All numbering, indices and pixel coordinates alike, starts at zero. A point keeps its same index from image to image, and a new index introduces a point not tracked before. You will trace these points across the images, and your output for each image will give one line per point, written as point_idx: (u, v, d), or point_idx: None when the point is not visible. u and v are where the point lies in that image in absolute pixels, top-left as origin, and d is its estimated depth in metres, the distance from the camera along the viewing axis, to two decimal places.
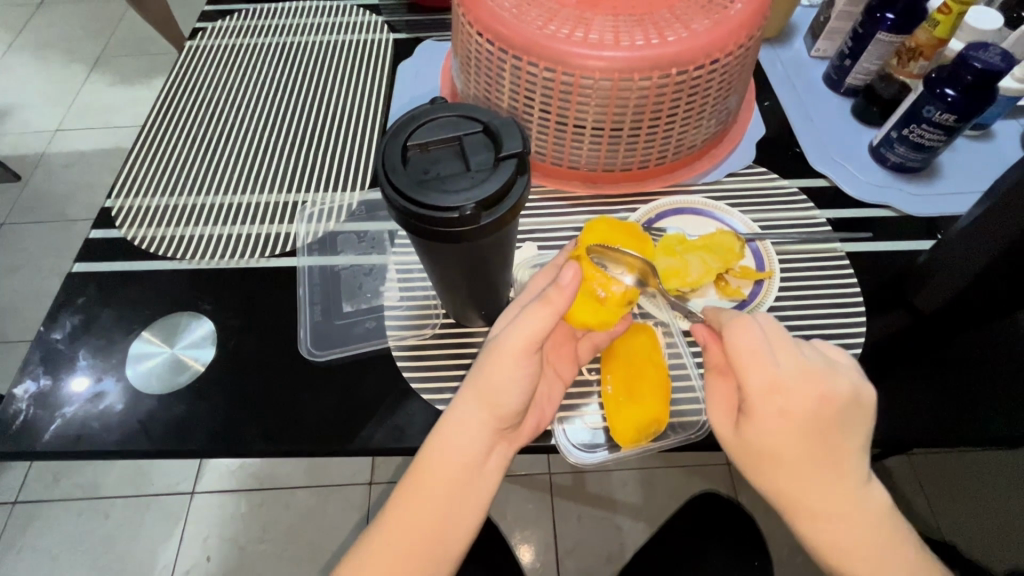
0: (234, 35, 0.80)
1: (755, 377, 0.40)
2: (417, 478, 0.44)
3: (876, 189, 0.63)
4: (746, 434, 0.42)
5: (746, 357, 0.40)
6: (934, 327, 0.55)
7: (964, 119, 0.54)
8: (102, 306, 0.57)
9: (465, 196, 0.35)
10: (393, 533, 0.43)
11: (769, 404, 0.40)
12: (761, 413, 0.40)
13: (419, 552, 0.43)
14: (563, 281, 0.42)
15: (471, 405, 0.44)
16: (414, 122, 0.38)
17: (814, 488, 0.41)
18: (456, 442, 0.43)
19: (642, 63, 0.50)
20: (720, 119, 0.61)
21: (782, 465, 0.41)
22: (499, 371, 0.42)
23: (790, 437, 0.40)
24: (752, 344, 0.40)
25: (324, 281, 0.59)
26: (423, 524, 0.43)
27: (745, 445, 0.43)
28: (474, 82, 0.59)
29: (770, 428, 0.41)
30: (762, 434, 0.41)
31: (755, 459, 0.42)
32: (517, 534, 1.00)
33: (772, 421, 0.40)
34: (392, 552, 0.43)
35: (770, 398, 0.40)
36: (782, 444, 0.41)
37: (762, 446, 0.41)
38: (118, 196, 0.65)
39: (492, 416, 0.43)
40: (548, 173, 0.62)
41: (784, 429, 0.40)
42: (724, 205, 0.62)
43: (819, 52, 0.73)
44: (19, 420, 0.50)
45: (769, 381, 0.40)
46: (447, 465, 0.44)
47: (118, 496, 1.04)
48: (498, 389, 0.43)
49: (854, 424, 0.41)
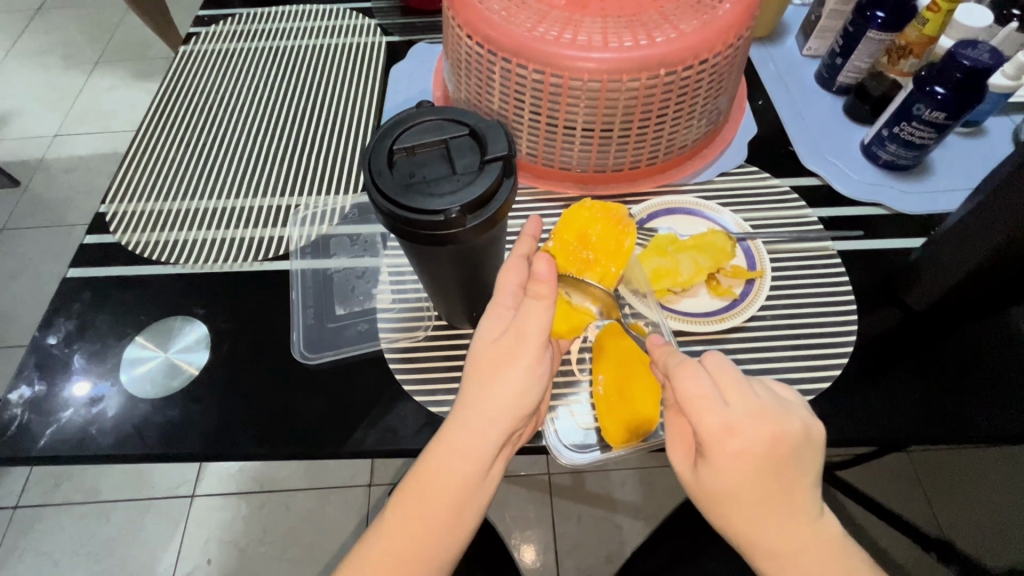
0: (227, 40, 0.80)
1: (707, 419, 0.40)
2: (419, 487, 0.43)
3: (867, 187, 0.63)
4: (704, 477, 0.41)
5: (696, 402, 0.40)
6: (927, 325, 0.55)
7: (954, 117, 0.54)
8: (97, 311, 0.57)
9: (450, 200, 0.35)
10: (396, 545, 0.42)
11: (724, 446, 0.39)
12: (717, 454, 0.40)
13: (421, 559, 0.42)
14: (541, 274, 0.42)
15: (480, 414, 0.42)
16: (401, 126, 0.38)
17: (772, 525, 0.41)
18: (468, 451, 0.42)
19: (631, 64, 0.50)
20: (711, 119, 0.61)
21: (742, 506, 0.40)
22: (517, 375, 0.42)
23: (746, 481, 0.40)
24: (702, 387, 0.40)
25: (317, 284, 0.59)
26: (430, 534, 0.42)
27: (704, 488, 0.42)
28: (465, 84, 0.59)
29: (726, 472, 0.40)
30: (720, 476, 0.40)
31: (714, 500, 0.41)
32: (516, 535, 1.00)
33: (728, 463, 0.39)
34: (391, 560, 0.42)
35: (726, 439, 0.39)
36: (739, 486, 0.40)
37: (720, 488, 0.40)
38: (111, 201, 0.65)
39: (509, 421, 0.42)
40: (540, 175, 0.62)
41: (742, 470, 0.39)
42: (715, 204, 0.62)
43: (810, 51, 0.74)
44: (14, 426, 0.51)
45: (722, 423, 0.39)
46: (456, 475, 0.42)
47: (119, 500, 1.04)
48: (518, 393, 0.42)
49: (808, 462, 0.41)
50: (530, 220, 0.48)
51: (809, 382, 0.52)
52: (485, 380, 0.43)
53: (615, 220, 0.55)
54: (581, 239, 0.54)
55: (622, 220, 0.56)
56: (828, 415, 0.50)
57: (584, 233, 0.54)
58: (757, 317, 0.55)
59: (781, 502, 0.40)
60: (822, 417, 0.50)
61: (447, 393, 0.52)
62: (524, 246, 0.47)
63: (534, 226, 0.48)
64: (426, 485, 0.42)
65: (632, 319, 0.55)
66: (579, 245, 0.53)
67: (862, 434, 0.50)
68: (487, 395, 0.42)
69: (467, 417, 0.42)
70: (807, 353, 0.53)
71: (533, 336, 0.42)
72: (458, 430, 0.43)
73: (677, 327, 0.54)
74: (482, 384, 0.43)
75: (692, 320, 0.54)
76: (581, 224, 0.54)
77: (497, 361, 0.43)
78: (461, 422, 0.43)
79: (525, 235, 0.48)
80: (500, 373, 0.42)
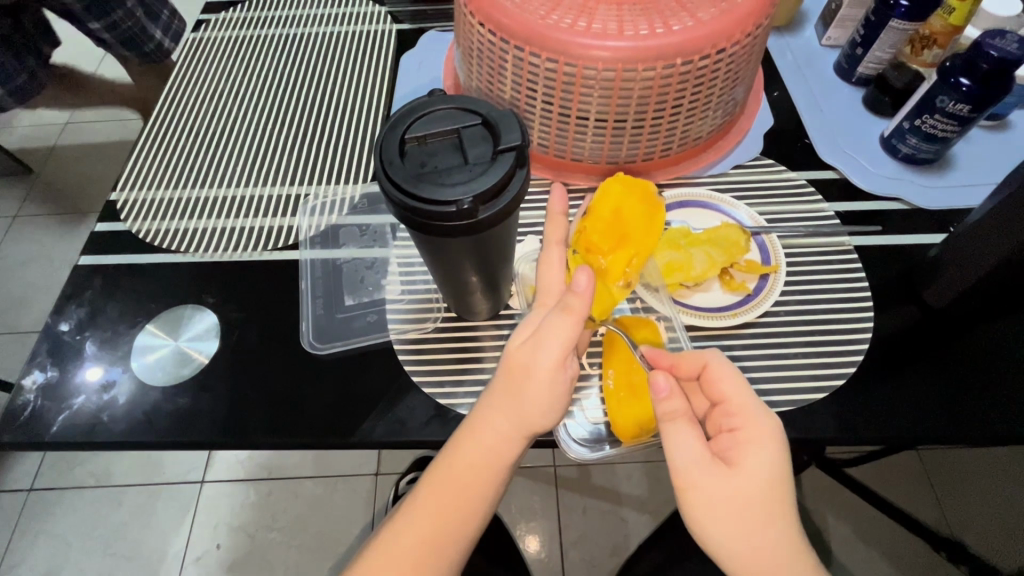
0: (237, 27, 0.80)
1: (745, 403, 0.44)
2: (448, 471, 0.44)
3: (886, 181, 0.62)
4: (742, 472, 0.41)
5: (735, 383, 0.44)
6: (945, 322, 0.54)
7: (979, 109, 0.53)
8: (108, 298, 0.58)
9: (463, 190, 0.34)
10: (423, 531, 0.44)
11: (766, 431, 0.43)
12: (760, 437, 0.42)
13: (442, 545, 0.44)
14: (580, 287, 0.41)
15: (504, 417, 0.43)
16: (413, 115, 0.38)
17: (788, 527, 0.41)
18: (495, 446, 0.44)
19: (646, 53, 0.49)
20: (726, 111, 0.60)
21: (777, 498, 0.41)
22: (541, 389, 0.42)
23: (779, 465, 0.42)
24: (736, 379, 0.44)
25: (326, 274, 0.59)
26: (458, 514, 0.44)
27: (740, 489, 0.41)
28: (477, 73, 0.58)
29: (767, 457, 0.42)
30: (763, 465, 0.41)
31: (751, 500, 0.41)
32: (522, 526, 1.00)
33: (769, 447, 0.42)
34: (418, 544, 0.43)
35: (765, 419, 0.43)
36: (776, 471, 0.42)
37: (762, 477, 0.41)
38: (123, 188, 0.65)
39: (530, 427, 0.44)
40: (552, 167, 0.62)
41: (780, 456, 0.42)
42: (729, 197, 0.61)
43: (829, 41, 0.72)
44: (27, 411, 0.51)
45: (759, 405, 0.44)
46: (482, 466, 0.44)
47: (130, 485, 1.05)
48: (536, 409, 0.43)
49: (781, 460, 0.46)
50: (556, 194, 0.49)
51: (823, 379, 0.51)
52: (510, 385, 0.43)
53: (649, 206, 0.54)
54: (616, 212, 0.53)
55: (652, 199, 0.55)
56: (842, 413, 0.50)
57: (620, 206, 0.53)
58: (770, 313, 0.54)
59: (792, 502, 0.42)
60: (836, 415, 0.49)
61: (456, 385, 0.52)
62: (557, 227, 0.49)
63: (559, 199, 0.49)
64: (455, 473, 0.44)
65: (644, 312, 0.55)
66: (607, 226, 0.52)
67: (882, 433, 0.49)
68: (516, 399, 0.43)
69: (496, 414, 0.43)
70: (820, 348, 0.52)
71: (554, 350, 0.41)
72: (487, 427, 0.44)
73: (690, 322, 0.54)
74: (506, 388, 0.43)
75: (704, 317, 0.54)
76: (614, 204, 0.53)
77: (518, 372, 0.43)
78: (489, 422, 0.44)
79: (553, 213, 0.49)
80: (525, 384, 0.42)
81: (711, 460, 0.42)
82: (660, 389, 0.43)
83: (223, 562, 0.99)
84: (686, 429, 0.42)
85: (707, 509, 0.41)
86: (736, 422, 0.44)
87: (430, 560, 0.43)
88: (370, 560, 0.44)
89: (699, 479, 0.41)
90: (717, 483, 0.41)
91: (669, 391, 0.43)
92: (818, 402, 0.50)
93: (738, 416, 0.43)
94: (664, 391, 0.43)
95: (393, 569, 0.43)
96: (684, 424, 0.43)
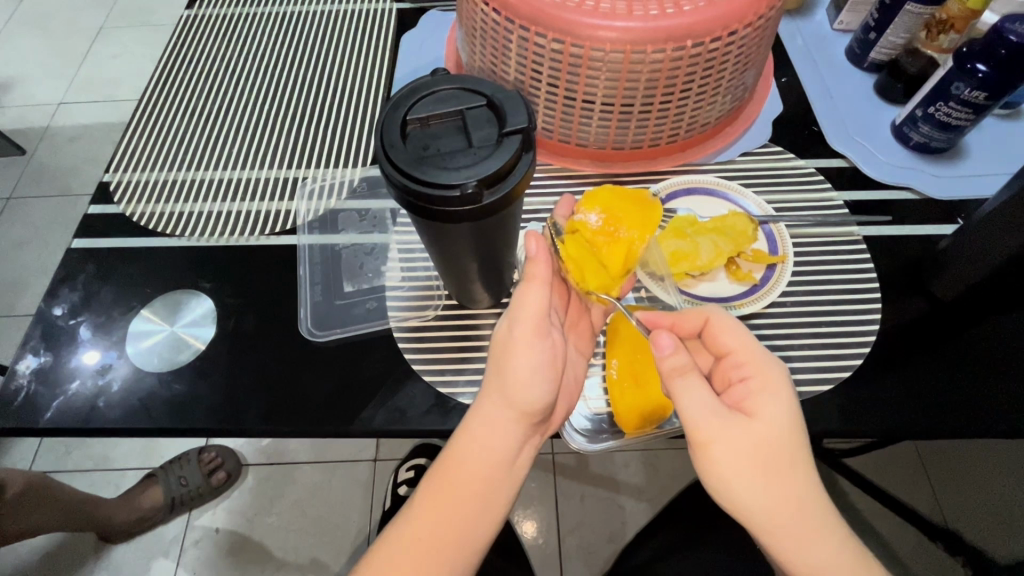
0: (232, 4, 0.78)
1: (752, 351, 0.43)
2: (444, 465, 0.44)
3: (897, 170, 0.61)
4: (760, 420, 0.40)
5: (737, 334, 0.44)
6: (953, 316, 0.53)
7: (994, 97, 0.52)
8: (102, 282, 0.56)
9: (466, 173, 0.33)
10: (423, 533, 0.43)
11: (776, 375, 0.42)
12: (772, 384, 0.42)
13: (444, 550, 0.42)
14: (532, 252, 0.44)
15: (493, 399, 0.43)
16: (416, 94, 0.36)
17: (810, 479, 0.40)
18: (490, 434, 0.43)
19: (656, 35, 0.47)
20: (736, 95, 0.59)
21: (796, 448, 0.40)
22: (518, 361, 0.42)
23: (792, 413, 0.41)
24: (737, 328, 0.45)
25: (324, 260, 0.58)
26: (457, 508, 0.43)
27: (762, 436, 0.40)
28: (480, 53, 0.56)
29: (779, 405, 0.41)
30: (778, 413, 0.41)
31: (767, 449, 0.40)
32: (519, 511, 1.00)
33: (784, 395, 0.41)
34: (418, 541, 0.43)
35: (774, 366, 0.43)
36: (791, 421, 0.41)
37: (781, 425, 0.40)
38: (115, 170, 0.63)
39: (516, 406, 0.42)
40: (557, 152, 0.60)
41: (794, 407, 0.41)
42: (737, 186, 0.60)
43: (841, 25, 0.70)
44: (20, 396, 0.50)
45: (765, 353, 0.43)
46: (477, 459, 0.43)
47: (128, 468, 1.04)
48: (522, 383, 0.42)
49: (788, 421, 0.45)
50: (563, 203, 0.53)
51: (829, 371, 0.50)
52: (495, 362, 0.44)
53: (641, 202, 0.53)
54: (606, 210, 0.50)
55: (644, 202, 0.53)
56: (848, 405, 0.49)
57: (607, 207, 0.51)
58: (777, 303, 0.54)
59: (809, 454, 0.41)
60: (842, 408, 0.49)
61: (457, 373, 0.51)
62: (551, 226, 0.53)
63: (566, 206, 0.53)
64: (453, 468, 0.43)
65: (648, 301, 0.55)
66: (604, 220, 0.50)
67: (884, 425, 0.48)
68: (500, 376, 0.43)
69: (487, 399, 0.44)
70: (827, 339, 0.52)
71: (523, 318, 0.43)
72: (478, 415, 0.43)
73: None
74: (494, 366, 0.44)
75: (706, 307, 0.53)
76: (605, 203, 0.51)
77: (504, 346, 0.43)
78: (479, 408, 0.44)
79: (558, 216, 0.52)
80: (507, 356, 0.43)
81: (724, 412, 0.40)
82: (664, 347, 0.41)
83: (220, 547, 0.99)
84: (696, 383, 0.41)
85: (729, 464, 0.40)
86: (747, 371, 0.43)
87: (428, 560, 0.42)
88: (371, 559, 0.43)
89: (718, 432, 0.40)
90: (737, 433, 0.40)
91: (674, 347, 0.41)
92: (823, 393, 0.49)
93: (749, 366, 0.43)
94: (668, 348, 0.41)
95: (395, 568, 0.42)
96: (694, 378, 0.41)
